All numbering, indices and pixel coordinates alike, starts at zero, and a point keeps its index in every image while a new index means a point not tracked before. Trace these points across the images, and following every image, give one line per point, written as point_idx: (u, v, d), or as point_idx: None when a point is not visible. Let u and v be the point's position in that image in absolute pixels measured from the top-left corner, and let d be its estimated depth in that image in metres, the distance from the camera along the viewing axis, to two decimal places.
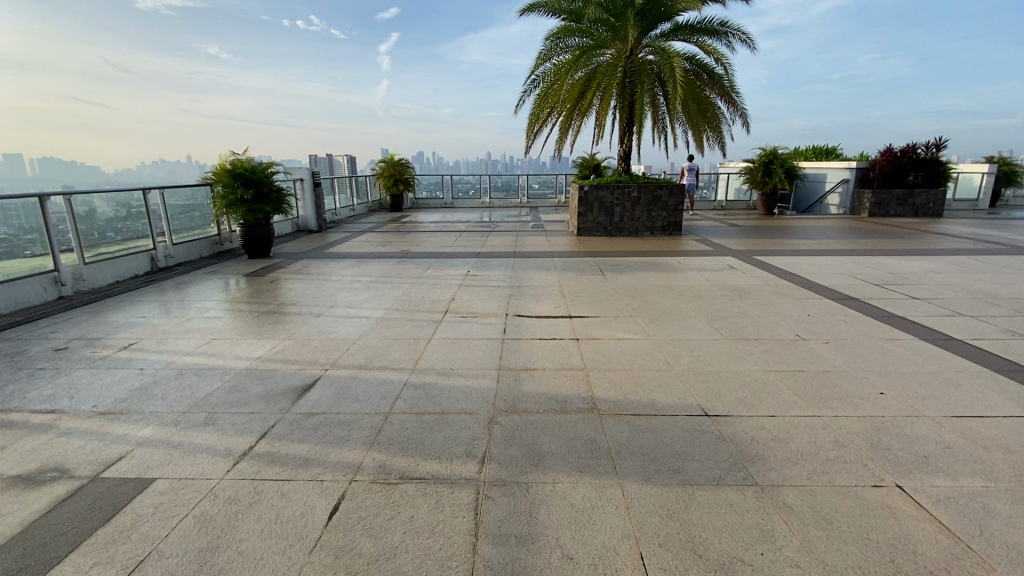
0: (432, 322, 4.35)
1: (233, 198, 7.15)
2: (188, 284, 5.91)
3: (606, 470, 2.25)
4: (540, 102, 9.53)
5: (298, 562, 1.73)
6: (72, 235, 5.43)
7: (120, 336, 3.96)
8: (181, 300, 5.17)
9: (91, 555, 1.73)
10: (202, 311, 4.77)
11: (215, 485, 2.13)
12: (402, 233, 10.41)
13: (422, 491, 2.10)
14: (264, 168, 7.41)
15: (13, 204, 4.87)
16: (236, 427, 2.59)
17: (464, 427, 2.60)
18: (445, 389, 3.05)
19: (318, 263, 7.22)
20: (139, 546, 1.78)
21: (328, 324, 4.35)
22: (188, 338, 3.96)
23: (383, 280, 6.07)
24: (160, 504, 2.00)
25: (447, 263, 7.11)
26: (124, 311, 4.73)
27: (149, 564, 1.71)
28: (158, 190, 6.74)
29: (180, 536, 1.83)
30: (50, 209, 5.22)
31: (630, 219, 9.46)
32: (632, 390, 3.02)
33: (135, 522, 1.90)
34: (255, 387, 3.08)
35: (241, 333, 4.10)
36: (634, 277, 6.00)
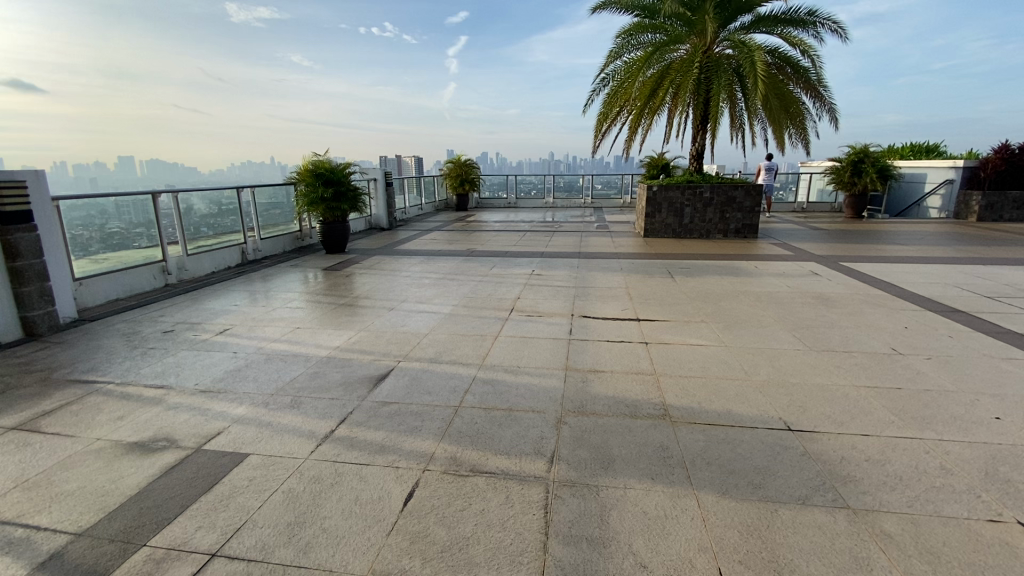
0: (498, 319, 4.41)
1: (314, 196, 7.60)
2: (273, 276, 6.35)
3: (680, 479, 2.17)
4: (610, 100, 9.36)
5: (375, 543, 1.80)
6: (177, 229, 5.99)
7: (217, 322, 4.33)
8: (268, 291, 5.54)
9: (195, 520, 1.87)
10: (286, 301, 5.11)
11: (301, 464, 2.26)
12: (466, 231, 10.60)
13: (493, 485, 2.13)
14: (342, 168, 7.84)
15: (127, 202, 5.41)
16: (319, 411, 2.76)
17: (533, 425, 2.61)
18: (512, 386, 3.07)
19: (389, 259, 7.53)
20: (236, 515, 1.92)
21: (400, 318, 4.53)
22: (275, 326, 4.27)
23: (451, 277, 6.22)
24: (253, 478, 2.15)
25: (512, 262, 7.16)
26: (220, 299, 5.16)
27: (245, 532, 1.83)
28: (250, 188, 7.25)
29: (271, 509, 1.96)
30: (160, 205, 5.77)
31: (701, 220, 9.08)
32: (706, 399, 2.89)
33: (232, 492, 2.05)
34: (334, 374, 3.25)
35: (321, 323, 4.36)
36: (706, 282, 5.73)
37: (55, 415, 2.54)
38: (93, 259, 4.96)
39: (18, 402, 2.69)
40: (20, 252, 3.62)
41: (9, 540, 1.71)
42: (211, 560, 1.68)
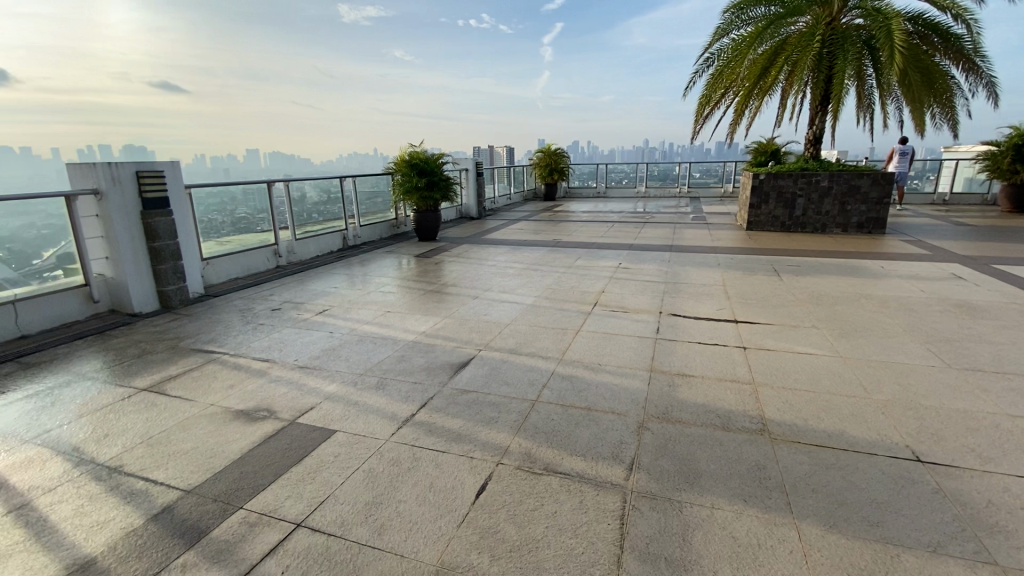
0: (581, 313, 4.28)
1: (409, 186, 7.90)
2: (369, 261, 6.72)
3: (777, 505, 1.93)
4: (714, 82, 8.67)
5: (447, 532, 1.75)
6: (288, 216, 6.49)
7: (317, 303, 4.67)
8: (364, 275, 5.86)
9: (285, 489, 1.92)
10: (379, 286, 5.39)
11: (382, 445, 2.29)
12: (553, 222, 10.50)
13: (567, 487, 2.03)
14: (435, 159, 8.08)
15: (249, 190, 5.95)
16: (401, 394, 2.83)
17: (612, 428, 2.48)
18: (593, 384, 2.95)
19: (476, 247, 7.66)
20: (321, 488, 1.95)
21: (483, 306, 4.56)
22: (367, 309, 4.50)
23: (535, 268, 6.18)
24: (338, 454, 2.21)
25: (599, 254, 6.96)
26: (322, 281, 5.56)
27: (327, 506, 1.84)
28: (352, 178, 7.65)
29: (352, 486, 1.97)
30: (274, 193, 6.27)
31: (815, 213, 8.18)
32: (813, 416, 2.57)
33: (319, 466, 2.11)
34: (417, 359, 3.34)
35: (409, 308, 4.53)
36: (818, 282, 5.12)
37: (178, 380, 2.86)
38: (219, 241, 5.55)
39: (151, 366, 3.05)
40: (159, 234, 4.16)
41: (131, 490, 1.86)
42: (296, 530, 1.70)
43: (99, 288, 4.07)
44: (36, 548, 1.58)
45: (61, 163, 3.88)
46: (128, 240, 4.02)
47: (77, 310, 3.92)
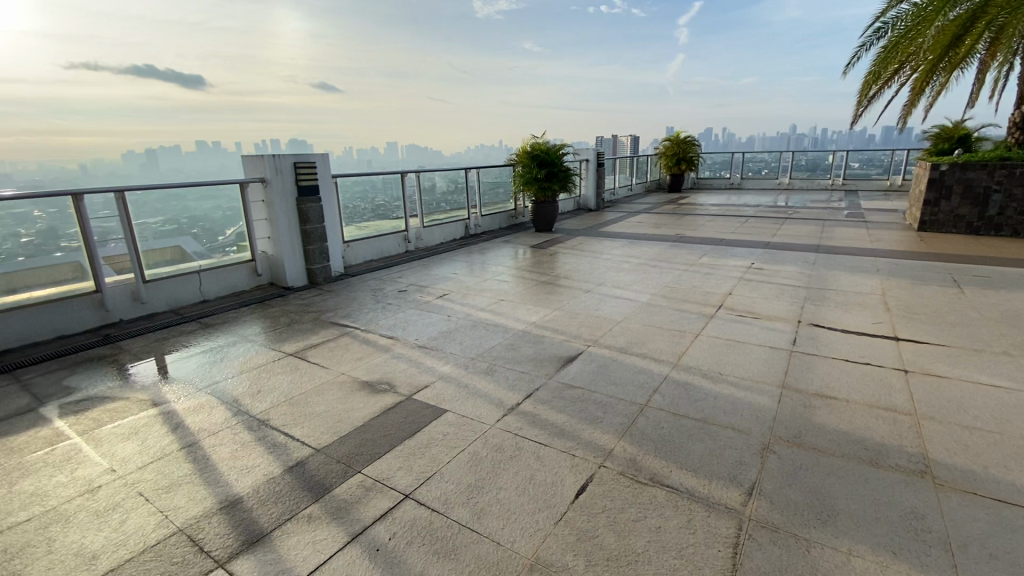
0: (702, 316, 3.98)
1: (530, 176, 7.99)
2: (488, 250, 6.95)
3: (940, 565, 1.59)
4: (885, 57, 7.24)
5: (543, 528, 1.72)
6: (417, 205, 6.93)
7: (438, 287, 4.94)
8: (483, 263, 6.07)
9: (397, 460, 2.04)
10: (495, 274, 5.55)
11: (487, 430, 2.32)
12: (677, 215, 9.92)
13: (673, 503, 1.89)
14: (557, 149, 8.10)
15: (386, 180, 6.41)
16: (509, 382, 2.87)
17: (730, 446, 2.26)
18: (710, 395, 2.72)
19: (593, 240, 7.53)
20: (429, 464, 2.03)
21: (596, 301, 4.46)
22: (483, 296, 4.65)
23: (654, 263, 5.88)
24: (447, 433, 2.28)
25: (727, 252, 6.41)
26: (444, 267, 5.88)
27: (432, 483, 1.91)
28: (476, 169, 7.93)
29: (457, 466, 2.02)
30: (407, 184, 6.70)
31: (1018, 212, 6.64)
32: (998, 465, 2.08)
33: (429, 442, 2.19)
34: (527, 349, 3.37)
35: (522, 298, 4.59)
36: (1017, 299, 4.15)
37: (318, 349, 3.21)
38: (359, 227, 6.12)
39: (298, 334, 3.47)
40: (310, 218, 4.70)
41: (274, 442, 2.13)
42: (403, 501, 1.79)
43: (263, 264, 4.75)
44: (200, 480, 1.89)
45: (238, 157, 4.59)
46: (286, 223, 4.61)
47: (245, 281, 4.62)
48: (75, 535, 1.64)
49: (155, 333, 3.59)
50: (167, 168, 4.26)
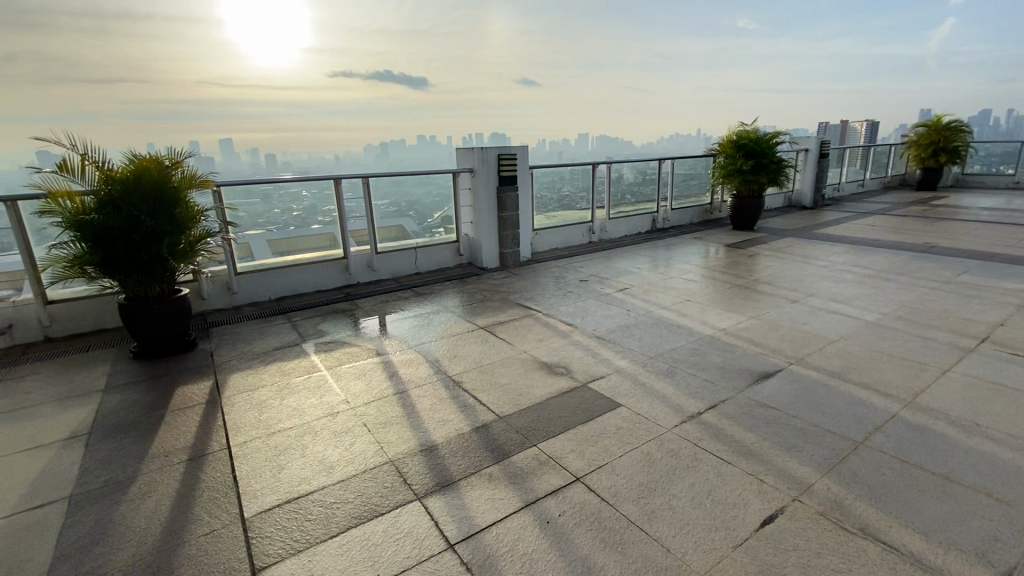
0: (956, 348, 3.15)
1: (732, 168, 7.31)
2: (676, 246, 6.58)
3: None
4: None
5: (719, 548, 1.58)
6: (606, 196, 6.87)
7: (621, 279, 4.85)
8: (670, 260, 5.78)
9: (571, 442, 2.08)
10: (682, 272, 5.23)
11: (665, 433, 2.21)
12: (926, 219, 7.99)
13: (891, 564, 1.55)
14: (769, 138, 7.30)
15: (576, 171, 6.50)
16: (691, 387, 2.67)
17: (985, 517, 1.76)
18: (959, 449, 2.15)
19: (804, 243, 6.55)
20: (601, 454, 2.02)
21: (804, 314, 3.88)
22: (668, 293, 4.42)
23: (887, 277, 4.85)
24: (621, 427, 2.22)
25: (1002, 271, 4.94)
26: (627, 260, 5.76)
27: (604, 473, 1.91)
28: (671, 160, 7.53)
29: (630, 463, 1.98)
30: (596, 175, 6.72)
31: None
32: None
33: (603, 432, 2.18)
34: (714, 356, 3.10)
35: (712, 300, 4.24)
36: None
37: (505, 325, 3.45)
38: (548, 216, 6.34)
39: (488, 310, 3.78)
40: (507, 206, 5.05)
41: (464, 403, 2.38)
42: (574, 483, 1.83)
43: (464, 245, 5.29)
44: (406, 424, 2.21)
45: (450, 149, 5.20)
46: (486, 209, 5.03)
47: (449, 259, 5.22)
48: (320, 447, 2.09)
49: (380, 296, 4.30)
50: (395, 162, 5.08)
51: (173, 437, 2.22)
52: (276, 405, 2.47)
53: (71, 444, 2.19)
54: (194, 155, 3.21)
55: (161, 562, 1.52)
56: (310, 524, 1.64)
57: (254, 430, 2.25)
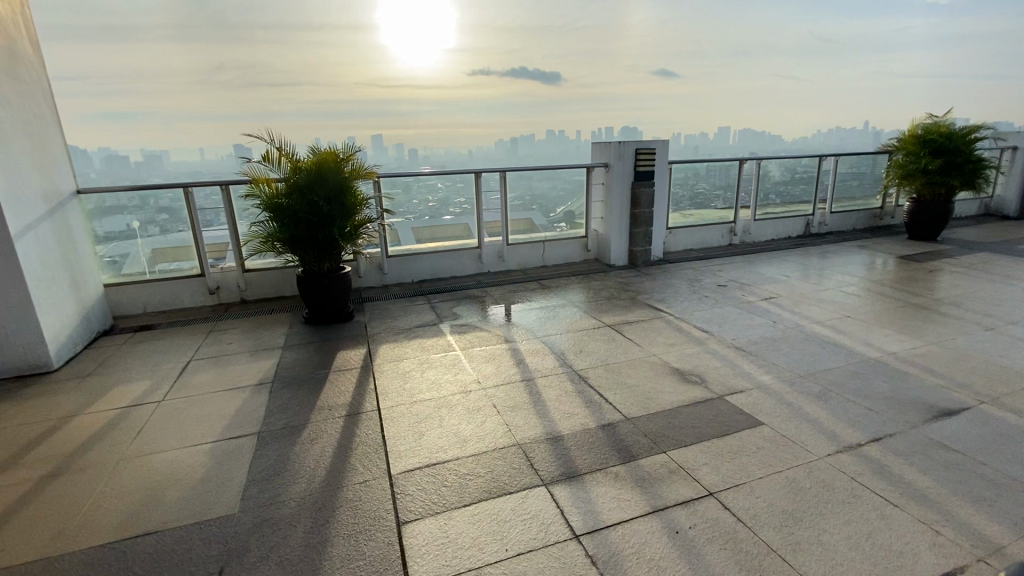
0: None
1: (912, 168, 6.22)
2: (832, 255, 5.82)
3: None
4: None
5: None
6: (752, 195, 6.29)
7: (764, 287, 4.42)
8: (823, 269, 5.13)
9: (704, 456, 1.97)
10: (839, 284, 4.61)
11: (813, 461, 1.98)
12: None
13: None
14: (967, 133, 6.09)
15: (717, 167, 6.01)
16: (850, 415, 2.34)
17: None
18: None
19: (1008, 261, 5.37)
20: (737, 472, 1.89)
21: (1008, 346, 3.18)
22: (822, 307, 3.93)
23: None
24: (762, 447, 2.04)
25: None
26: (772, 266, 5.23)
27: (740, 493, 1.77)
28: (835, 156, 6.67)
29: (771, 487, 1.81)
30: (744, 171, 6.17)
31: None
32: None
33: (740, 449, 2.02)
34: (880, 383, 2.68)
35: (878, 319, 3.67)
36: None
37: (633, 325, 3.35)
38: (683, 214, 5.97)
39: (616, 309, 3.71)
40: (641, 202, 4.91)
41: (590, 399, 2.37)
42: (706, 498, 1.74)
43: (593, 241, 5.26)
44: (534, 411, 2.28)
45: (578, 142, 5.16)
46: (619, 205, 4.93)
47: (577, 254, 5.24)
48: (454, 421, 2.24)
49: (508, 286, 4.47)
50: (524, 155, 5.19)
51: (333, 394, 2.55)
52: (417, 377, 2.70)
53: (259, 389, 2.64)
54: (359, 150, 3.60)
55: (326, 500, 1.77)
56: (446, 491, 1.78)
57: (398, 398, 2.49)
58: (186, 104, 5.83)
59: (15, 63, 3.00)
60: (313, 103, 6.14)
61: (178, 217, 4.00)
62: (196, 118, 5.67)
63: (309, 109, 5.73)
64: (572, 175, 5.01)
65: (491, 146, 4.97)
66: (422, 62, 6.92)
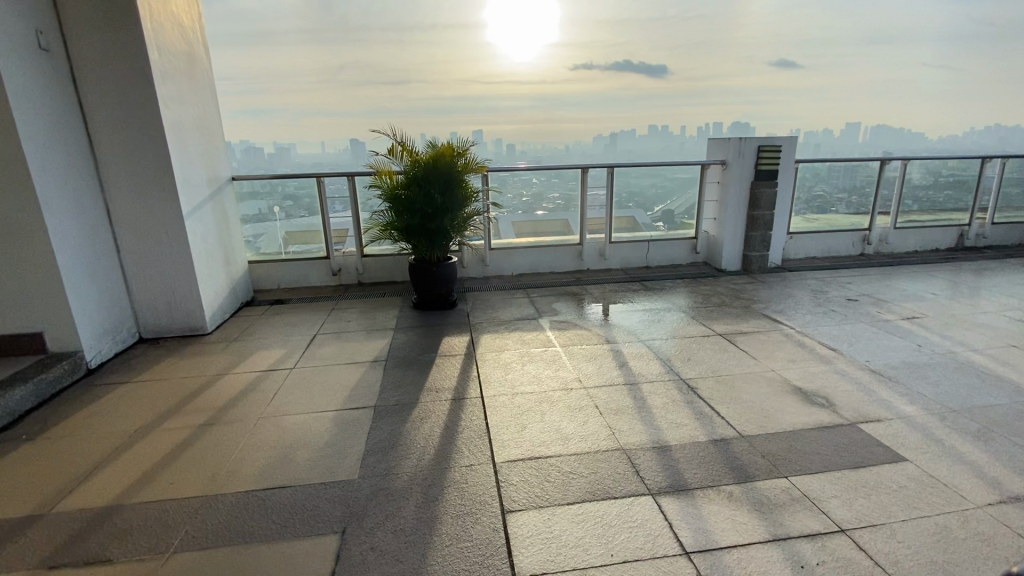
0: None
1: None
2: (995, 273, 4.94)
3: None
4: None
5: None
6: (893, 199, 5.54)
7: (905, 305, 3.86)
8: (982, 288, 4.39)
9: (834, 488, 1.76)
10: (1006, 308, 3.89)
11: (971, 510, 1.66)
12: None
13: None
14: None
15: (840, 167, 5.32)
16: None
17: None
18: None
19: None
20: (874, 510, 1.66)
21: None
22: (982, 333, 3.34)
23: None
24: (904, 487, 1.78)
25: None
26: (914, 282, 4.57)
27: (877, 534, 1.56)
28: (1005, 159, 5.73)
29: (916, 532, 1.57)
30: (885, 171, 5.46)
31: None
32: None
33: (877, 486, 1.78)
34: None
35: None
36: None
37: (747, 337, 3.11)
38: (805, 218, 5.38)
39: (726, 317, 3.47)
40: (760, 203, 4.55)
41: (700, 411, 2.25)
42: (835, 534, 1.55)
43: (702, 243, 4.99)
44: (638, 417, 2.21)
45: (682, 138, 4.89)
46: (735, 205, 4.61)
47: (683, 256, 5.01)
48: (556, 417, 2.24)
49: (609, 285, 4.38)
50: (622, 151, 5.06)
51: (440, 378, 2.67)
52: (518, 369, 2.74)
53: (373, 366, 2.83)
54: (476, 144, 3.73)
55: (435, 478, 1.85)
56: (549, 486, 1.78)
57: (500, 388, 2.54)
58: (313, 102, 6.39)
59: (193, 67, 3.47)
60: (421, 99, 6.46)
61: (301, 205, 4.39)
62: (320, 114, 6.22)
63: (417, 105, 6.04)
64: (672, 171, 4.75)
65: (589, 142, 4.91)
66: (517, 53, 6.86)
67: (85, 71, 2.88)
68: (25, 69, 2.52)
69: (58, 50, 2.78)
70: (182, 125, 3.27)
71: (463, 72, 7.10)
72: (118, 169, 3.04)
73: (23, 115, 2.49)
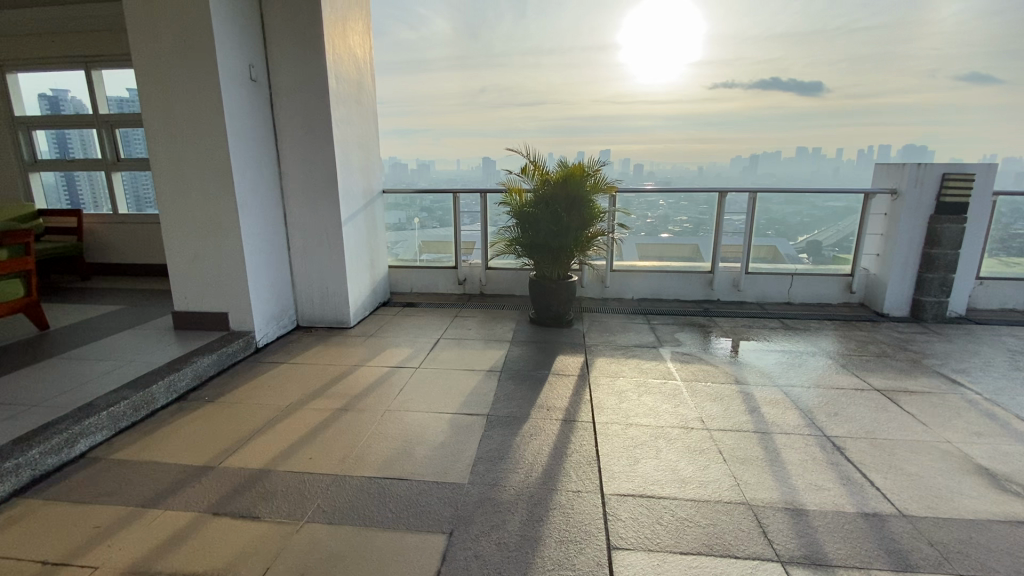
0: None
1: None
2: None
3: None
4: None
5: None
6: None
7: None
8: None
9: None
10: None
11: None
12: None
13: None
14: None
15: None
16: None
17: None
18: None
19: None
20: None
21: None
22: None
23: None
24: None
25: None
26: None
27: None
28: None
29: None
30: None
31: None
32: None
33: None
34: None
35: None
36: None
37: (915, 398, 2.62)
38: (1006, 262, 4.41)
39: (887, 371, 2.97)
40: (941, 241, 3.86)
41: (849, 476, 1.94)
42: None
43: (860, 281, 4.36)
44: (769, 471, 1.98)
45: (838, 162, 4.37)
46: (906, 243, 3.98)
47: (835, 294, 4.44)
48: (672, 457, 2.09)
49: (741, 319, 4.03)
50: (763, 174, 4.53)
51: (552, 398, 2.65)
52: (632, 399, 2.62)
53: (489, 376, 2.92)
54: (605, 164, 3.69)
55: (542, 498, 1.84)
56: (660, 529, 1.67)
57: (613, 416, 2.45)
58: (455, 122, 6.87)
59: (361, 93, 3.96)
60: (550, 116, 6.60)
61: (434, 217, 4.75)
62: (457, 133, 6.67)
63: (546, 125, 6.18)
64: (823, 199, 4.25)
65: (725, 163, 4.62)
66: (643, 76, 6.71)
67: (281, 98, 3.44)
68: (240, 95, 3.09)
69: (263, 80, 3.36)
70: (348, 144, 3.73)
71: (593, 93, 7.13)
72: (296, 181, 3.57)
73: (236, 134, 3.05)
